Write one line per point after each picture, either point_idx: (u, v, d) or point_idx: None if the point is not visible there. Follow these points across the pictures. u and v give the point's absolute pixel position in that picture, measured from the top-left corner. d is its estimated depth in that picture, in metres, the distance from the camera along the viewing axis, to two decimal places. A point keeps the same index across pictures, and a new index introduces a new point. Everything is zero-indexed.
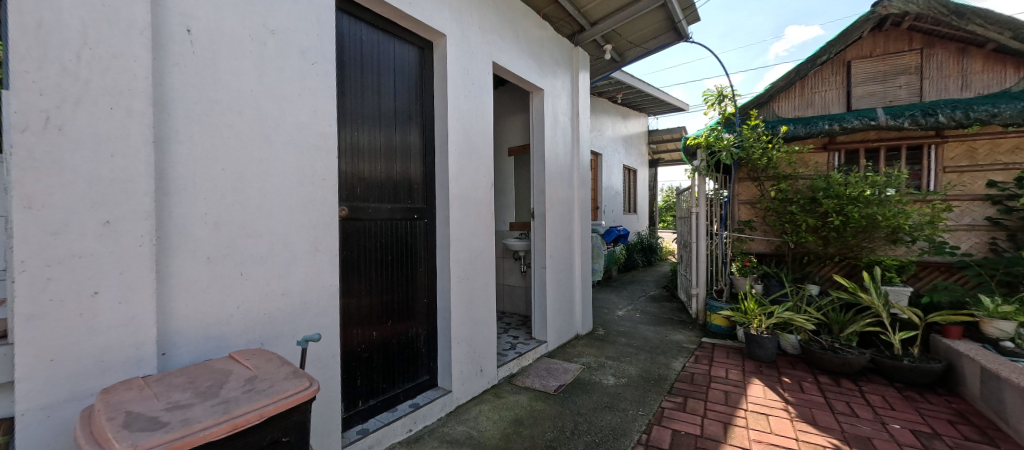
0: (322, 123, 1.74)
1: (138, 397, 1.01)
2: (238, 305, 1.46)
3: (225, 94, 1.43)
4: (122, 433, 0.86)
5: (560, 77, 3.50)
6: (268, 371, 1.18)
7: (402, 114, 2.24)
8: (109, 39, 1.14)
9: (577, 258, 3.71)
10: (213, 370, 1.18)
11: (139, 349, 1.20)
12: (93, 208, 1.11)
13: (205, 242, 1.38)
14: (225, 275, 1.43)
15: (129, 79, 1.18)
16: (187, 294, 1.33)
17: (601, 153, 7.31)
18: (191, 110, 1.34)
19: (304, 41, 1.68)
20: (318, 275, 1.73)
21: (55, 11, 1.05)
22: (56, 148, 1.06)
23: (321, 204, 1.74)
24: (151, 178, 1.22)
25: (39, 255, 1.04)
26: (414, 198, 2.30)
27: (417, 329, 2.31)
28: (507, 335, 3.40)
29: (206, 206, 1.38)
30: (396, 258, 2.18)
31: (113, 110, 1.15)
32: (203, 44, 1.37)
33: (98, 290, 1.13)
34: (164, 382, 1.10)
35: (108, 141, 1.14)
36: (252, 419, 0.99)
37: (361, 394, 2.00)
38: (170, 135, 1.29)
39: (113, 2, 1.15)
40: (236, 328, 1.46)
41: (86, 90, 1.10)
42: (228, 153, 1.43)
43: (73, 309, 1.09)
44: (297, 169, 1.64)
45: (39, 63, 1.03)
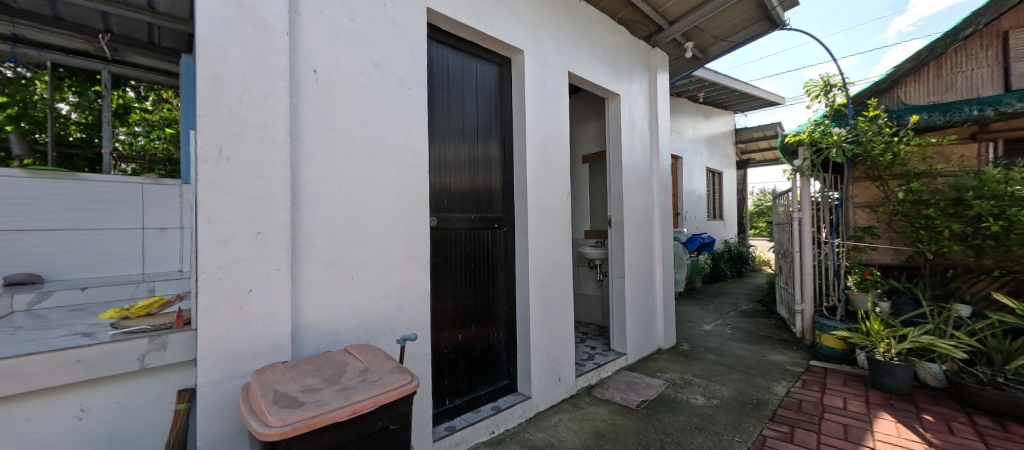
0: (415, 141, 1.92)
1: (281, 379, 1.21)
2: (350, 304, 1.67)
3: (340, 121, 1.66)
4: (272, 408, 1.04)
5: (637, 81, 3.41)
6: (376, 365, 1.33)
7: (483, 128, 2.37)
8: (259, 84, 1.41)
9: (657, 268, 3.53)
10: (333, 360, 1.36)
11: (278, 338, 1.43)
12: (248, 222, 1.37)
13: (325, 249, 1.60)
14: (340, 278, 1.64)
15: (273, 115, 1.44)
16: (312, 294, 1.56)
17: (681, 156, 6.90)
18: (316, 136, 1.58)
19: (401, 69, 1.87)
20: (413, 280, 1.89)
21: (224, 66, 1.33)
22: (224, 174, 1.32)
23: (415, 216, 1.91)
24: (288, 196, 1.47)
25: (213, 259, 1.30)
26: (494, 209, 2.40)
27: (497, 334, 2.40)
28: (584, 345, 3.35)
29: (325, 218, 1.60)
30: (479, 265, 2.30)
31: (262, 141, 1.41)
32: (325, 81, 1.61)
33: (251, 288, 1.37)
34: (298, 368, 1.30)
35: (258, 167, 1.40)
36: (366, 406, 1.12)
37: (447, 393, 2.13)
38: (301, 159, 1.53)
39: (263, 54, 1.42)
40: (348, 325, 1.66)
41: (244, 127, 1.37)
42: (342, 172, 1.66)
43: (234, 303, 1.34)
44: (395, 183, 1.83)
45: (215, 108, 1.31)
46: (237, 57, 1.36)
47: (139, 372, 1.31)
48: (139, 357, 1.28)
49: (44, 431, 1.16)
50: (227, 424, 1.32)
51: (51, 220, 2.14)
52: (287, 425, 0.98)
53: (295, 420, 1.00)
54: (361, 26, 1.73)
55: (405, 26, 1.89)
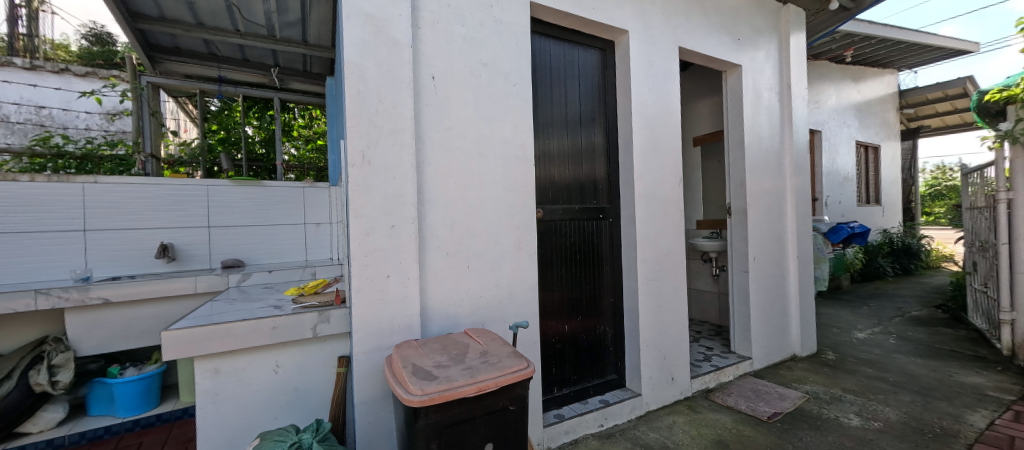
0: (522, 136, 1.97)
1: (416, 354, 1.37)
2: (467, 291, 1.81)
3: (455, 122, 1.78)
4: (413, 379, 1.19)
5: (763, 47, 2.95)
6: (494, 348, 1.41)
7: (586, 117, 2.32)
8: (391, 94, 1.60)
9: (791, 263, 3.04)
10: (457, 341, 1.49)
11: (411, 318, 1.62)
12: (386, 216, 1.58)
13: (445, 240, 1.76)
14: (459, 267, 1.79)
15: (401, 121, 1.62)
16: (436, 281, 1.73)
17: (820, 130, 5.79)
18: (435, 137, 1.73)
19: (507, 66, 1.93)
20: (522, 270, 1.97)
21: (365, 82, 1.54)
22: (367, 175, 1.54)
23: (522, 208, 1.97)
24: (415, 193, 1.64)
25: (361, 248, 1.52)
26: (599, 199, 2.34)
27: (604, 327, 2.35)
28: (698, 345, 3.09)
29: (445, 213, 1.76)
30: (584, 257, 2.28)
31: (395, 145, 1.60)
32: (442, 87, 1.75)
33: (389, 274, 1.58)
34: (428, 346, 1.45)
35: (391, 168, 1.59)
36: (489, 386, 1.20)
37: (555, 381, 2.17)
38: (425, 159, 1.70)
39: (393, 68, 1.60)
40: (465, 310, 1.80)
41: (381, 134, 1.57)
42: (458, 169, 1.79)
43: (377, 287, 1.55)
44: (504, 177, 1.91)
45: (358, 119, 1.53)
46: (373, 73, 1.56)
47: (313, 340, 1.62)
48: (311, 328, 1.57)
49: (254, 379, 1.51)
50: (375, 388, 1.54)
51: (247, 218, 2.78)
52: (425, 395, 1.11)
53: (431, 391, 1.13)
54: (472, 30, 1.83)
55: (510, 24, 1.94)
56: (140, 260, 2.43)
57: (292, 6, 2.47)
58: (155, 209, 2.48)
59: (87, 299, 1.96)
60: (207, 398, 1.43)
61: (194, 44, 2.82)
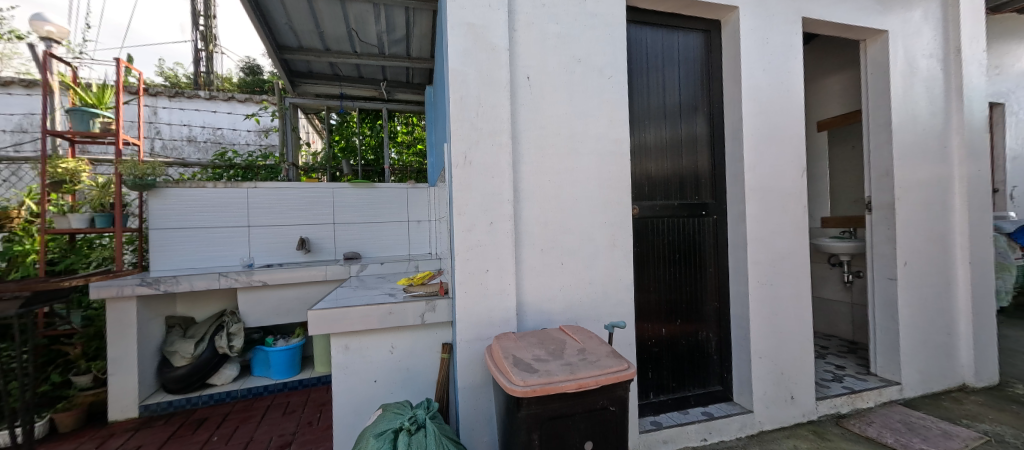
0: (617, 130, 1.91)
1: (515, 347, 1.42)
2: (561, 288, 1.81)
3: (549, 120, 1.80)
4: (515, 370, 1.23)
5: (919, 5, 2.41)
6: (592, 347, 1.39)
7: (687, 106, 2.16)
8: (489, 97, 1.67)
9: (959, 270, 2.44)
10: (553, 337, 1.51)
11: (508, 312, 1.69)
12: (485, 214, 1.66)
13: (540, 237, 1.78)
14: (553, 263, 1.80)
15: (499, 122, 1.69)
16: (531, 277, 1.77)
17: (1004, 102, 4.53)
18: (530, 137, 1.77)
19: (602, 59, 1.89)
20: (617, 269, 1.91)
21: (466, 88, 1.64)
22: (469, 175, 1.64)
23: (617, 205, 1.90)
24: (511, 190, 1.70)
25: (463, 243, 1.63)
26: (702, 195, 2.15)
27: (707, 333, 2.16)
28: (824, 362, 2.67)
29: (539, 210, 1.78)
30: (684, 256, 2.12)
31: (493, 146, 1.68)
32: (537, 86, 1.78)
33: (488, 269, 1.66)
34: (526, 339, 1.50)
35: (490, 168, 1.67)
36: (590, 384, 1.18)
37: (652, 387, 2.07)
38: (520, 158, 1.75)
39: (491, 72, 1.68)
40: (559, 307, 1.81)
41: (481, 136, 1.66)
42: (552, 166, 1.80)
43: (477, 280, 1.65)
44: (598, 173, 1.87)
45: (461, 123, 1.63)
46: (474, 78, 1.65)
47: (421, 326, 1.78)
48: (420, 316, 1.73)
49: (375, 357, 1.72)
50: (475, 375, 1.64)
51: (363, 216, 3.17)
52: (527, 387, 1.14)
53: (533, 383, 1.16)
54: (566, 27, 1.83)
55: (604, 16, 1.89)
56: (285, 250, 2.94)
57: (399, 24, 2.74)
58: (295, 209, 2.97)
59: (252, 281, 2.44)
60: (340, 370, 1.67)
61: (323, 68, 3.31)
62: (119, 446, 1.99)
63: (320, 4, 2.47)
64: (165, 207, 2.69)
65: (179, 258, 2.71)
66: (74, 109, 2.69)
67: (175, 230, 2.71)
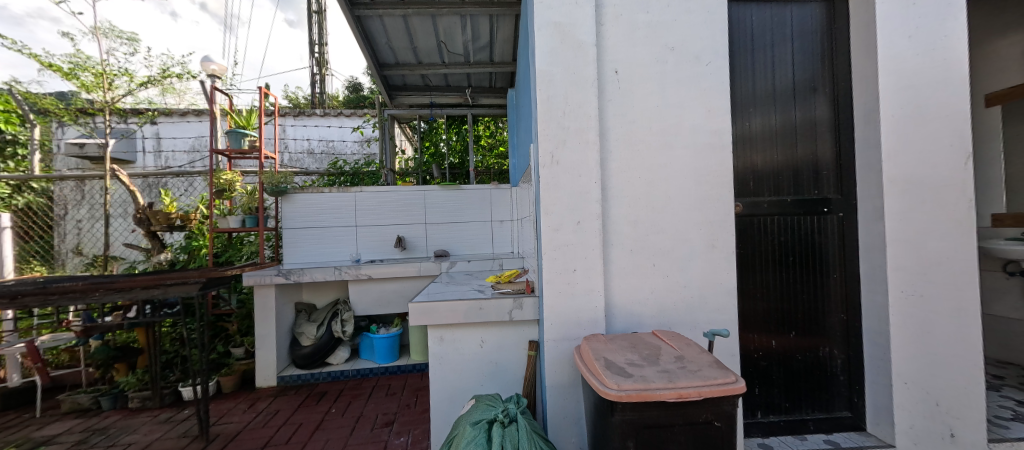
0: (716, 120, 1.75)
1: (606, 349, 1.38)
2: (652, 290, 1.72)
3: (640, 114, 1.72)
4: (607, 373, 1.20)
5: None
6: (692, 355, 1.29)
7: (802, 88, 1.89)
8: (576, 95, 1.65)
9: None
10: (647, 342, 1.44)
11: (597, 313, 1.65)
12: (571, 213, 1.65)
13: (629, 237, 1.71)
14: (643, 264, 1.72)
15: (586, 120, 1.66)
16: (620, 278, 1.70)
17: None
18: (619, 133, 1.71)
19: (698, 44, 1.74)
20: (717, 272, 1.75)
21: (553, 87, 1.64)
22: (556, 175, 1.64)
23: (717, 202, 1.74)
24: (599, 189, 1.66)
25: (550, 243, 1.64)
26: (823, 188, 1.87)
27: (830, 349, 1.87)
28: (998, 396, 2.13)
29: (628, 209, 1.71)
30: (800, 259, 1.86)
31: (580, 144, 1.65)
32: (626, 80, 1.71)
33: (575, 268, 1.64)
34: (617, 342, 1.45)
35: (577, 166, 1.65)
36: (691, 395, 1.10)
37: (759, 405, 1.86)
38: (608, 155, 1.70)
39: (578, 69, 1.65)
40: (650, 310, 1.71)
41: (568, 134, 1.65)
42: (642, 163, 1.72)
43: (564, 279, 1.64)
44: (694, 168, 1.73)
45: (547, 122, 1.64)
46: (561, 77, 1.64)
47: (509, 323, 1.83)
48: (508, 312, 1.78)
49: (467, 350, 1.82)
50: (563, 375, 1.64)
51: (451, 216, 3.37)
52: (622, 391, 1.10)
53: (628, 388, 1.11)
54: (657, 14, 1.73)
55: None
56: (386, 248, 3.26)
57: (484, 32, 2.86)
58: (393, 210, 3.28)
59: (359, 275, 2.77)
60: (436, 359, 1.80)
61: (416, 80, 3.59)
62: (264, 408, 2.41)
63: (415, 22, 2.68)
64: (294, 210, 3.17)
65: (304, 253, 3.17)
66: (231, 131, 3.29)
67: (301, 229, 3.17)
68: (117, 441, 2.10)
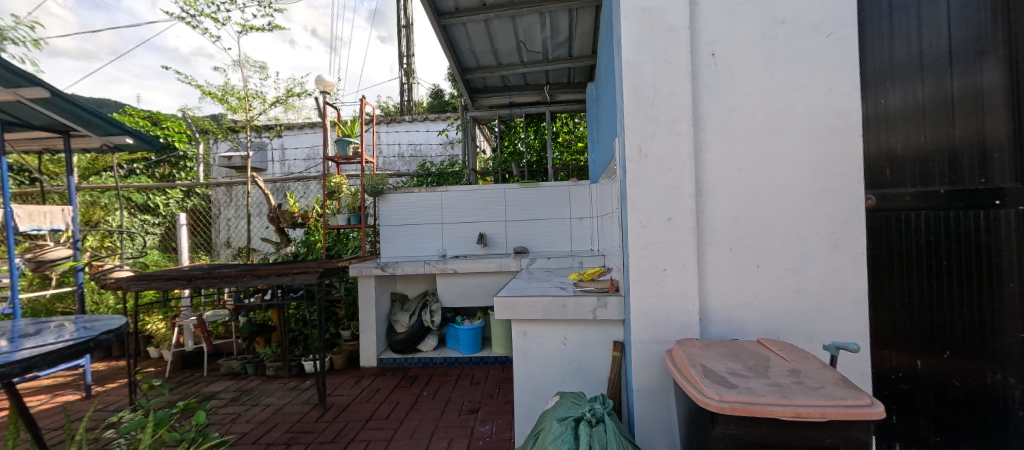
0: (839, 100, 1.51)
1: (702, 355, 1.28)
2: (757, 294, 1.54)
3: (741, 99, 1.55)
4: (706, 381, 1.10)
5: None
6: (810, 370, 1.13)
7: (963, 47, 1.45)
8: (667, 83, 1.55)
9: None
10: (751, 351, 1.30)
11: (690, 316, 1.54)
12: (661, 209, 1.55)
13: (728, 234, 1.56)
14: (745, 266, 1.55)
15: (679, 110, 1.54)
16: (717, 279, 1.56)
17: None
18: (716, 121, 1.56)
19: (816, 14, 1.52)
20: (839, 276, 1.51)
21: (641, 77, 1.56)
22: (644, 169, 1.56)
23: (839, 195, 1.50)
24: (693, 183, 1.54)
25: (638, 240, 1.57)
26: (997, 175, 1.41)
27: (1010, 385, 1.41)
28: None
29: (728, 204, 1.55)
30: (958, 266, 1.45)
31: (671, 135, 1.55)
32: (724, 63, 1.55)
33: (665, 268, 1.55)
34: (715, 349, 1.33)
35: (668, 160, 1.55)
36: (812, 415, 0.96)
37: (898, 435, 1.56)
38: (703, 145, 1.56)
39: (669, 55, 1.55)
40: (754, 317, 1.54)
41: (657, 126, 1.55)
42: (744, 153, 1.55)
43: (653, 279, 1.56)
44: (810, 156, 1.52)
45: (635, 114, 1.56)
46: (651, 65, 1.55)
47: (593, 321, 1.79)
48: (592, 311, 1.75)
49: (550, 346, 1.83)
50: (652, 381, 1.56)
51: (530, 213, 3.41)
52: (725, 403, 1.01)
53: (731, 400, 1.01)
54: None
55: None
56: (469, 244, 3.43)
57: (563, 27, 2.84)
58: (476, 208, 3.43)
59: (446, 269, 2.94)
60: (520, 354, 1.85)
61: (496, 81, 3.70)
62: (368, 385, 2.71)
63: (495, 25, 2.77)
64: (389, 209, 3.49)
65: (398, 248, 3.47)
66: (339, 139, 3.75)
67: (395, 226, 3.48)
68: (259, 401, 2.53)
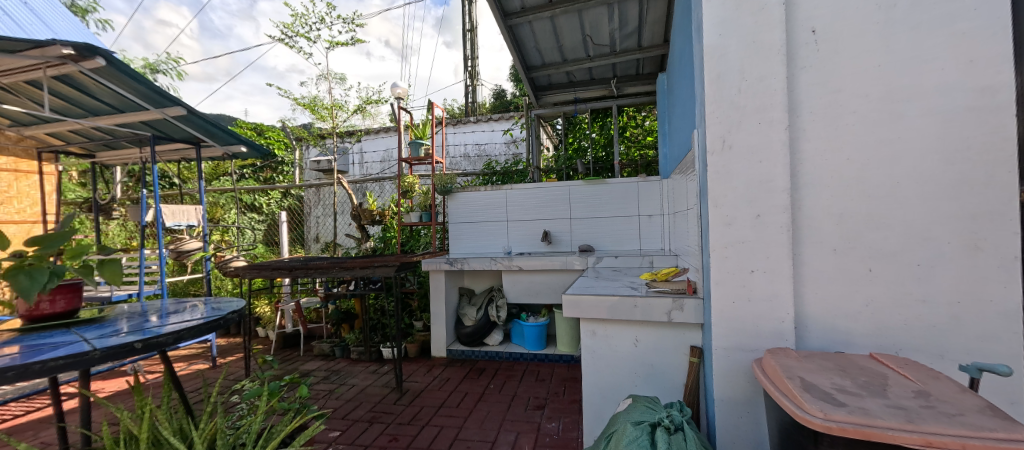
0: (982, 74, 1.26)
1: (800, 367, 1.15)
2: (867, 302, 1.35)
3: (849, 79, 1.36)
4: (807, 396, 0.99)
5: None
6: (944, 393, 0.96)
7: None
8: (756, 67, 1.40)
9: None
10: (863, 367, 1.13)
11: (782, 324, 1.39)
12: (749, 206, 1.42)
13: (831, 233, 1.38)
14: (853, 269, 1.36)
15: (771, 96, 1.39)
16: (816, 284, 1.39)
17: None
18: (816, 105, 1.38)
19: None
20: (980, 284, 1.27)
21: (725, 62, 1.44)
22: (728, 162, 1.44)
23: (982, 187, 1.26)
24: (787, 176, 1.38)
25: (721, 239, 1.45)
26: None
27: None
28: None
29: (830, 199, 1.37)
30: None
31: (761, 124, 1.40)
32: (827, 40, 1.37)
33: (753, 269, 1.42)
34: (816, 361, 1.19)
35: (756, 151, 1.41)
36: (949, 446, 0.81)
37: None
38: (800, 134, 1.39)
39: (759, 36, 1.40)
40: (864, 328, 1.35)
41: (744, 115, 1.42)
42: (851, 142, 1.36)
43: (739, 281, 1.44)
44: (941, 142, 1.29)
45: (718, 103, 1.44)
46: (738, 49, 1.42)
47: (668, 324, 1.71)
48: (667, 313, 1.66)
49: (621, 347, 1.77)
50: (737, 392, 1.44)
51: (596, 211, 3.33)
52: (831, 423, 0.89)
53: (840, 419, 0.89)
54: None
55: None
56: (533, 242, 3.45)
57: (632, 16, 2.72)
58: (540, 206, 3.43)
59: (512, 266, 2.99)
60: (589, 353, 1.82)
61: (561, 77, 3.67)
62: (439, 374, 2.86)
63: (561, 20, 2.75)
64: (457, 207, 3.63)
65: (465, 244, 3.61)
66: (413, 142, 3.99)
67: (463, 224, 3.62)
68: (346, 381, 2.80)
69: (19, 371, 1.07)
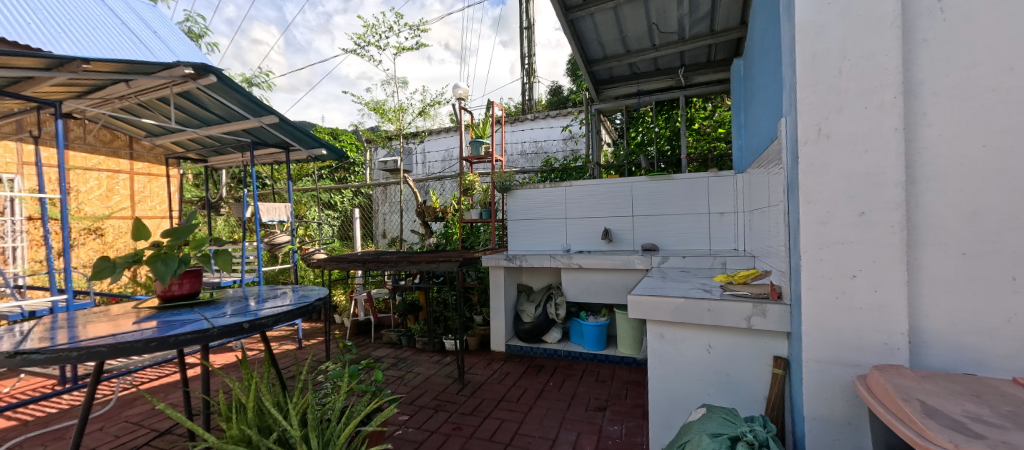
0: None
1: (919, 389, 0.99)
2: (1009, 318, 1.13)
3: (986, 52, 1.14)
4: (930, 423, 0.84)
5: None
6: None
7: None
8: (863, 43, 1.23)
9: None
10: (1005, 394, 0.95)
11: (892, 337, 1.21)
12: (850, 202, 1.25)
13: (959, 235, 1.17)
14: (990, 278, 1.14)
15: (881, 76, 1.21)
16: (937, 294, 1.19)
17: None
18: (940, 85, 1.18)
19: None
20: None
21: (823, 41, 1.28)
22: (825, 153, 1.29)
23: None
24: (901, 168, 1.19)
25: (814, 239, 1.31)
26: None
27: None
28: None
29: (958, 194, 1.16)
30: None
31: (867, 109, 1.23)
32: (957, 6, 1.16)
33: (855, 274, 1.25)
34: (939, 383, 1.02)
35: (861, 139, 1.24)
36: None
37: None
38: (919, 119, 1.20)
39: (866, 7, 1.22)
40: (1003, 348, 1.13)
41: (846, 99, 1.26)
42: (988, 126, 1.14)
43: (836, 286, 1.28)
44: None
45: (813, 87, 1.30)
46: (839, 24, 1.26)
47: (746, 331, 1.57)
48: (746, 319, 1.53)
49: (692, 353, 1.67)
50: (833, 410, 1.29)
51: (660, 208, 3.17)
52: None
53: None
54: None
55: None
56: (593, 239, 3.37)
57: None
58: (600, 203, 3.35)
59: (571, 264, 2.96)
60: (656, 357, 1.73)
61: (623, 69, 3.55)
62: (498, 369, 2.91)
63: (625, 10, 2.65)
64: (516, 204, 3.67)
65: (524, 242, 3.63)
66: (473, 141, 4.10)
67: (522, 221, 3.65)
68: (412, 369, 2.97)
69: (159, 343, 1.29)
